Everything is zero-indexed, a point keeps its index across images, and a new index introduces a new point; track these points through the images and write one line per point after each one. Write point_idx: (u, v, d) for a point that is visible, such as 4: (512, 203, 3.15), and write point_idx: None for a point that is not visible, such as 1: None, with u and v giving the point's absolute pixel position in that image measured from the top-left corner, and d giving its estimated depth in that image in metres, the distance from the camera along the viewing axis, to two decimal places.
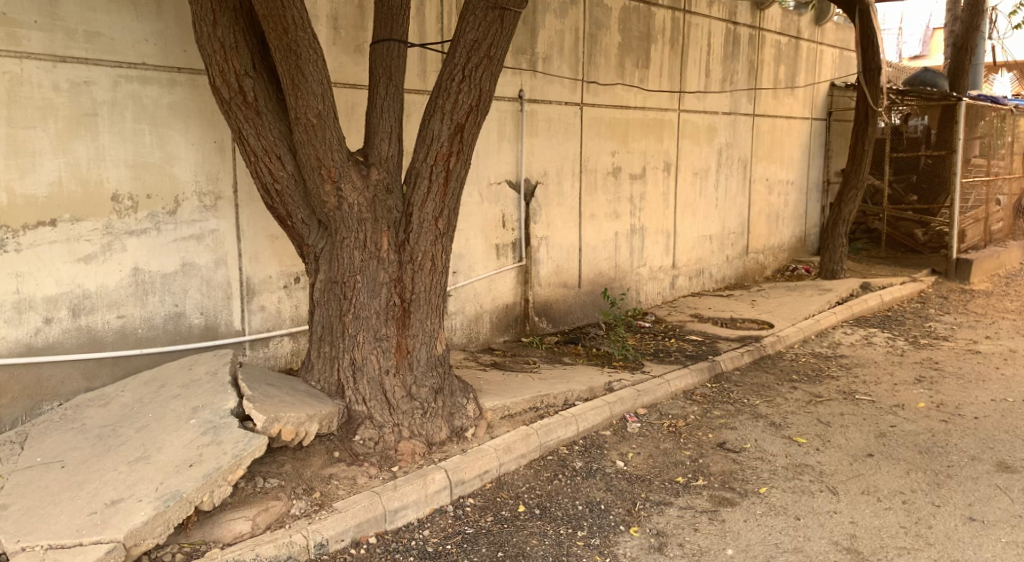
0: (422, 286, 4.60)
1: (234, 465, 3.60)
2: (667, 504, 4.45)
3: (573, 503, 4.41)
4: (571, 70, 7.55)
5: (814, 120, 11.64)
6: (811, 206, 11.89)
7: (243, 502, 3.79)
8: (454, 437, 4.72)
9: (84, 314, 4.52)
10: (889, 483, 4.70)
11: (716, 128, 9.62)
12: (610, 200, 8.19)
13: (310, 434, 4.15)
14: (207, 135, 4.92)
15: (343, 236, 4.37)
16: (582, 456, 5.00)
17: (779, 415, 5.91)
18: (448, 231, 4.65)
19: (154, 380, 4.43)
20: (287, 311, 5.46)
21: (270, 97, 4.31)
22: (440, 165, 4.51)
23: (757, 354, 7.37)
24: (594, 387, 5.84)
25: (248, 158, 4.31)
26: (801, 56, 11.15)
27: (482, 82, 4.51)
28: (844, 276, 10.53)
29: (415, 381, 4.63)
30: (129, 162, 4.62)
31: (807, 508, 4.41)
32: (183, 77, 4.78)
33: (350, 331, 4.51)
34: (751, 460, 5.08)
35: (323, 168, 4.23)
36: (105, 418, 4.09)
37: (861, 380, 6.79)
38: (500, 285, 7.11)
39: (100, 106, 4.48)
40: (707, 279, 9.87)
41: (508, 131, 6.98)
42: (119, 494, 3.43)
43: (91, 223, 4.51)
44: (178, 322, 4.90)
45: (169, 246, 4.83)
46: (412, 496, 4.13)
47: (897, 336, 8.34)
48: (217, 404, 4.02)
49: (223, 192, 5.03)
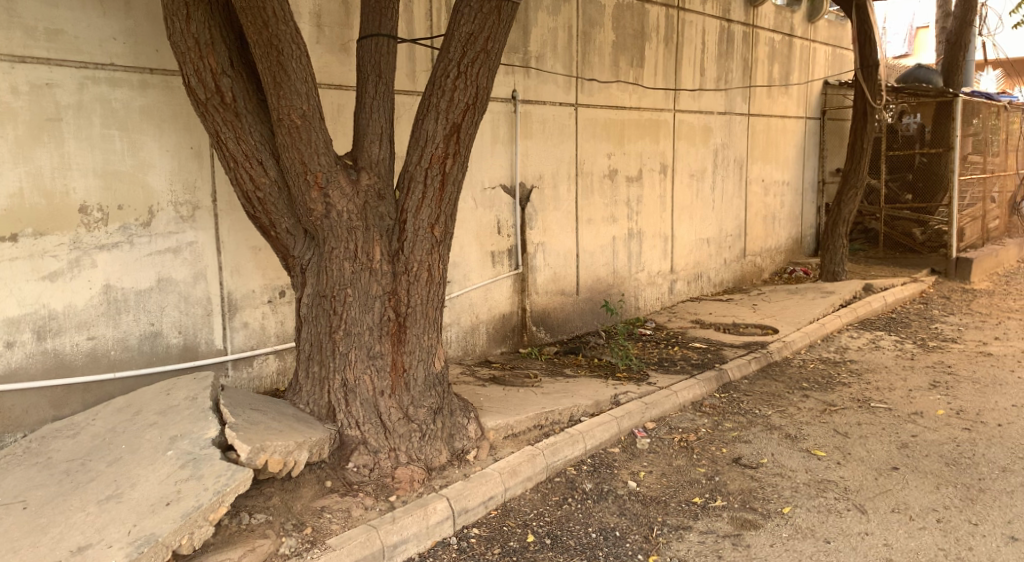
0: (418, 299, 4.26)
1: (216, 503, 3.23)
2: (687, 529, 4.14)
3: (585, 531, 4.09)
4: (565, 69, 7.25)
5: (809, 119, 11.43)
6: (807, 207, 11.67)
7: (228, 542, 3.42)
8: (455, 461, 4.40)
9: (50, 337, 4.15)
10: (919, 500, 4.42)
11: (712, 128, 9.37)
12: (607, 204, 7.90)
13: (300, 463, 3.79)
14: (184, 140, 4.58)
15: (332, 246, 4.05)
16: (591, 477, 4.68)
17: (793, 426, 5.62)
18: (445, 239, 4.32)
19: (127, 407, 4.07)
20: (272, 328, 5.12)
21: (250, 98, 3.98)
22: (435, 168, 4.19)
23: (765, 362, 7.10)
24: (600, 401, 5.52)
25: (227, 164, 3.97)
26: (795, 55, 10.93)
27: (479, 78, 4.20)
28: (846, 278, 10.28)
29: (412, 401, 4.29)
30: (98, 171, 4.26)
31: (836, 530, 4.11)
32: (156, 78, 4.44)
33: (341, 349, 4.18)
34: (770, 477, 4.78)
35: (308, 174, 3.90)
36: (74, 450, 3.72)
37: (874, 386, 6.53)
38: (497, 294, 6.79)
39: (64, 110, 4.12)
40: (705, 283, 9.59)
41: (502, 133, 6.67)
42: (86, 539, 3.04)
43: (56, 238, 4.14)
44: (155, 342, 4.54)
45: (143, 261, 4.47)
46: (412, 528, 3.80)
47: (905, 339, 8.09)
48: (198, 433, 3.65)
49: (201, 202, 4.69)
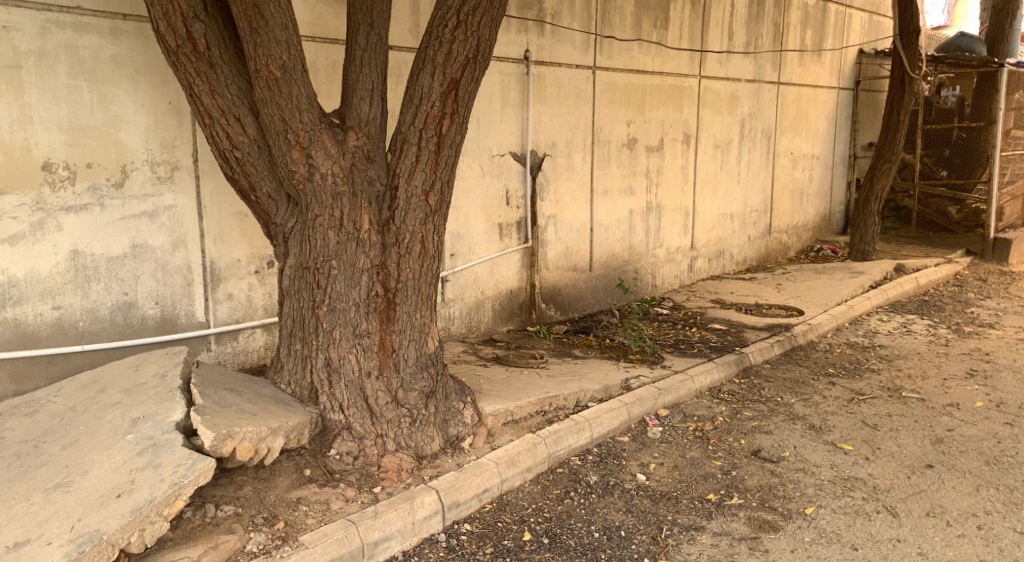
0: (410, 273, 3.89)
1: (172, 497, 2.90)
2: (699, 530, 3.77)
3: (586, 530, 3.73)
4: (582, 28, 6.77)
5: (842, 89, 10.83)
6: (837, 182, 11.11)
7: (188, 538, 3.11)
8: (448, 449, 4.07)
9: (10, 306, 3.83)
10: (957, 503, 4.01)
11: (739, 96, 8.84)
12: (624, 175, 7.45)
13: (274, 452, 3.49)
14: (160, 95, 4.21)
15: (315, 213, 3.69)
16: (597, 469, 4.32)
17: (818, 417, 5.22)
18: (441, 208, 3.93)
19: (93, 384, 3.76)
20: (259, 300, 4.79)
21: (225, 47, 3.58)
22: (431, 129, 3.77)
23: (788, 345, 6.67)
24: (609, 385, 5.14)
25: (201, 119, 3.59)
26: (830, 20, 10.32)
27: (481, 29, 3.78)
28: (876, 258, 9.77)
29: (402, 384, 3.94)
30: (64, 125, 3.91)
31: (864, 535, 3.72)
32: (129, 25, 4.07)
33: (325, 327, 3.83)
34: (791, 472, 4.39)
35: (289, 133, 3.53)
36: (29, 430, 3.41)
37: (906, 374, 6.08)
38: (504, 268, 6.42)
39: (24, 57, 3.76)
40: (727, 261, 9.13)
41: (513, 96, 6.24)
42: (25, 535, 2.73)
43: (16, 198, 3.80)
44: (129, 313, 4.22)
45: (115, 225, 4.13)
46: (396, 524, 3.46)
47: (939, 324, 7.61)
48: (161, 415, 3.31)
49: (181, 161, 4.33)
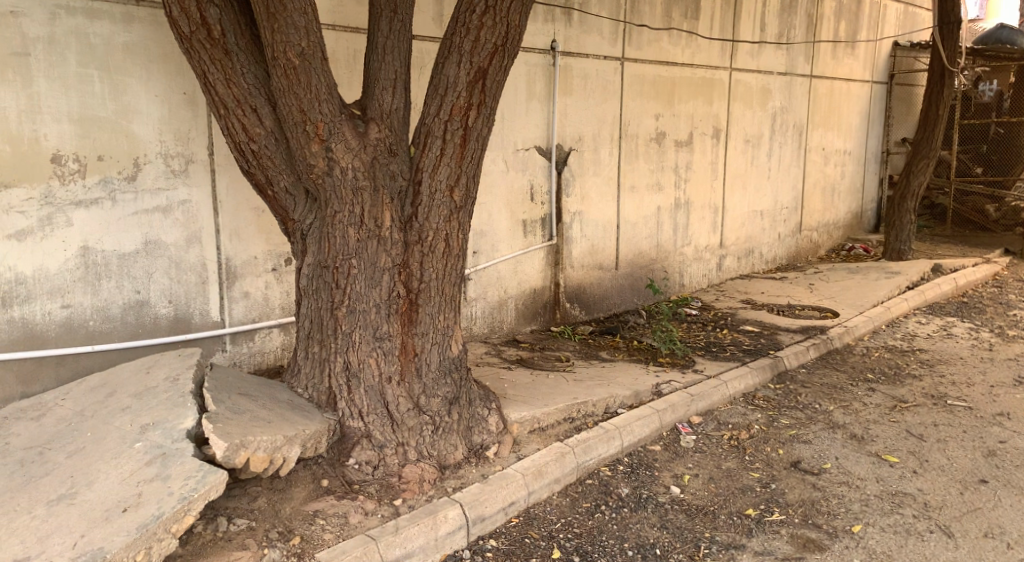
0: (433, 273, 3.68)
1: (181, 512, 2.72)
2: (739, 549, 3.54)
3: (619, 547, 3.51)
4: (611, 16, 6.52)
5: (876, 83, 10.49)
6: (869, 178, 10.77)
7: (198, 554, 2.94)
8: (472, 458, 3.86)
9: (18, 305, 3.68)
10: (1016, 523, 3.75)
11: (771, 89, 8.56)
12: (652, 170, 7.20)
13: (290, 461, 3.30)
14: (174, 84, 4.03)
15: (334, 209, 3.48)
16: (628, 481, 4.10)
17: (859, 425, 4.96)
18: (466, 204, 3.71)
19: (102, 387, 3.59)
20: (276, 299, 4.60)
21: (241, 33, 3.39)
22: (456, 121, 3.56)
23: (824, 349, 6.40)
24: (639, 391, 4.91)
25: (216, 109, 3.40)
26: (864, 10, 9.99)
27: (510, 14, 3.56)
28: (912, 257, 9.44)
29: (424, 390, 3.75)
30: (74, 116, 3.74)
31: (918, 557, 3.47)
32: (142, 11, 3.90)
33: (344, 329, 3.63)
34: (835, 486, 4.14)
35: (308, 124, 3.32)
36: (35, 436, 3.25)
37: (950, 381, 5.79)
38: (528, 267, 6.20)
39: (33, 44, 3.60)
40: (756, 259, 8.85)
41: (539, 88, 6.02)
42: (25, 551, 2.56)
43: (24, 191, 3.64)
44: (141, 312, 4.05)
45: (127, 221, 3.96)
46: (418, 540, 3.27)
47: (981, 327, 7.29)
48: (172, 423, 3.13)
49: (196, 154, 4.15)
